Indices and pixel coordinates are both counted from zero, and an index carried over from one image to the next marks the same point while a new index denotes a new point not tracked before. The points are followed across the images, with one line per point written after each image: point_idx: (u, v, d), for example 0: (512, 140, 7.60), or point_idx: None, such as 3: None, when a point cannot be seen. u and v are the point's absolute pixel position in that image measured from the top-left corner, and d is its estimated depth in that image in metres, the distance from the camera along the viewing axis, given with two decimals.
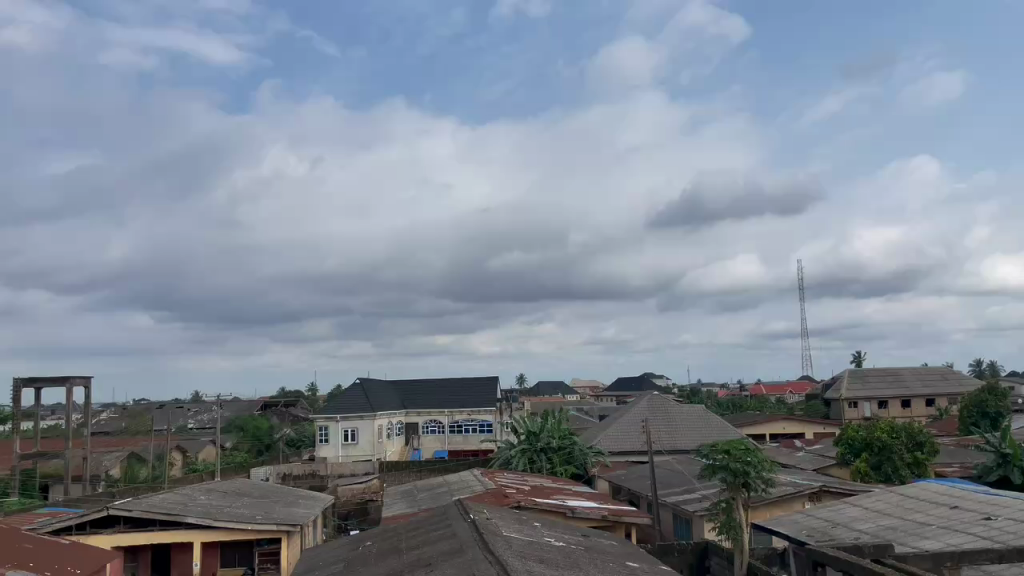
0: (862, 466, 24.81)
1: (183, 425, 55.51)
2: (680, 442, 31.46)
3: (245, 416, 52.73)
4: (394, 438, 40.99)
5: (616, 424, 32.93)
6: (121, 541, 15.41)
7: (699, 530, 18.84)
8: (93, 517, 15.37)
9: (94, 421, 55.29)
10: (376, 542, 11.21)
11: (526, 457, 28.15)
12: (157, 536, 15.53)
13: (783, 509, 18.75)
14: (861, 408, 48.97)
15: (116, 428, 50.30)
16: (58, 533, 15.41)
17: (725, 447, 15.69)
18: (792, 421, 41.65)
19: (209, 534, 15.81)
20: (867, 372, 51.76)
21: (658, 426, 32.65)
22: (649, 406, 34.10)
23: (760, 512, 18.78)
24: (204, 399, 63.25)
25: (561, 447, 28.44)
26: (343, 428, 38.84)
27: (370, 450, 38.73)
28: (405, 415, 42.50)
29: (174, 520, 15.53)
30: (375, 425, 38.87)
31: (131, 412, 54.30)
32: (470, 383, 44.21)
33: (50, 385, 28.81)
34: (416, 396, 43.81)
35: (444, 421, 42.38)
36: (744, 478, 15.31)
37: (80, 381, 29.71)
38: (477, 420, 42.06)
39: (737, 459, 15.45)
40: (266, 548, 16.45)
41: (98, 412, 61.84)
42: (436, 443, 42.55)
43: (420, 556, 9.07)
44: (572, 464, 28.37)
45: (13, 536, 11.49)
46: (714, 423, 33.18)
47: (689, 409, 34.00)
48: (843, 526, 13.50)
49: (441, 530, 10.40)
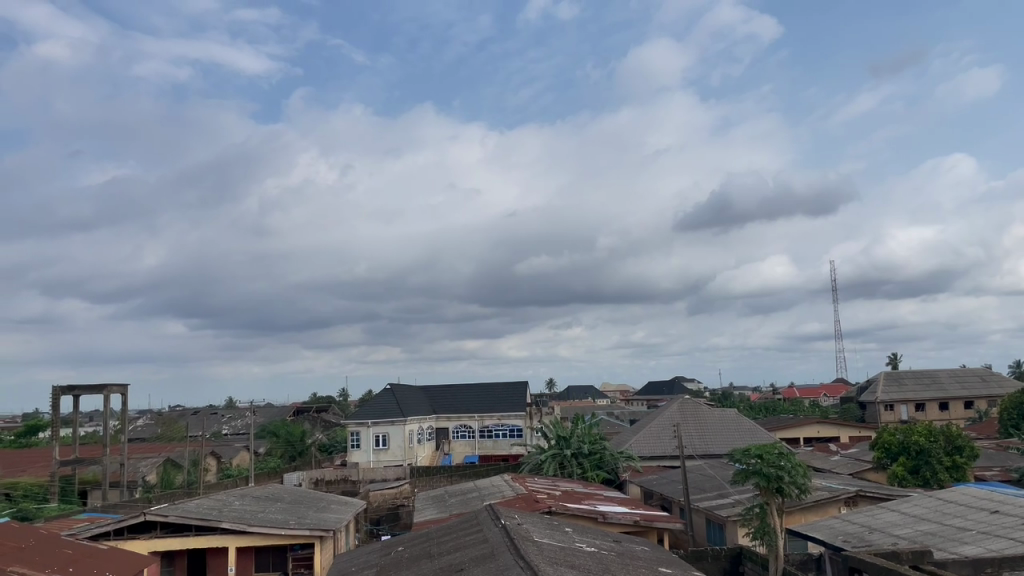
0: (899, 470, 24.39)
1: (217, 431, 56.16)
2: (712, 446, 31.22)
3: (277, 422, 53.25)
4: (424, 443, 41.05)
5: (647, 428, 32.72)
6: (158, 546, 15.65)
7: (733, 536, 18.63)
8: (130, 522, 15.62)
9: (130, 427, 56.20)
10: (408, 547, 11.27)
11: (556, 462, 28.05)
12: (192, 542, 15.73)
13: (820, 514, 18.50)
14: (897, 412, 48.14)
15: (152, 435, 51.05)
16: (96, 538, 15.67)
17: (758, 451, 15.58)
18: (826, 425, 40.96)
19: (243, 539, 15.96)
20: (903, 373, 50.83)
21: (690, 430, 32.39)
22: (680, 410, 33.85)
23: (794, 518, 18.56)
24: (238, 408, 64.10)
25: (591, 451, 28.41)
26: (373, 434, 39.09)
27: (401, 455, 38.91)
28: (436, 420, 42.60)
29: (209, 525, 15.75)
30: (406, 431, 39.03)
31: (166, 417, 55.22)
32: (500, 389, 44.24)
33: (88, 393, 29.33)
34: (446, 402, 43.95)
35: (475, 426, 42.43)
36: (778, 483, 15.15)
37: (118, 389, 30.17)
38: (507, 425, 42.06)
39: (770, 464, 15.31)
40: (300, 553, 16.52)
41: (134, 420, 62.86)
42: (466, 449, 42.54)
43: (452, 561, 9.07)
44: (603, 468, 28.29)
45: (55, 541, 11.74)
46: (746, 427, 32.81)
47: (720, 412, 33.69)
48: (880, 531, 13.29)
49: (473, 535, 10.38)
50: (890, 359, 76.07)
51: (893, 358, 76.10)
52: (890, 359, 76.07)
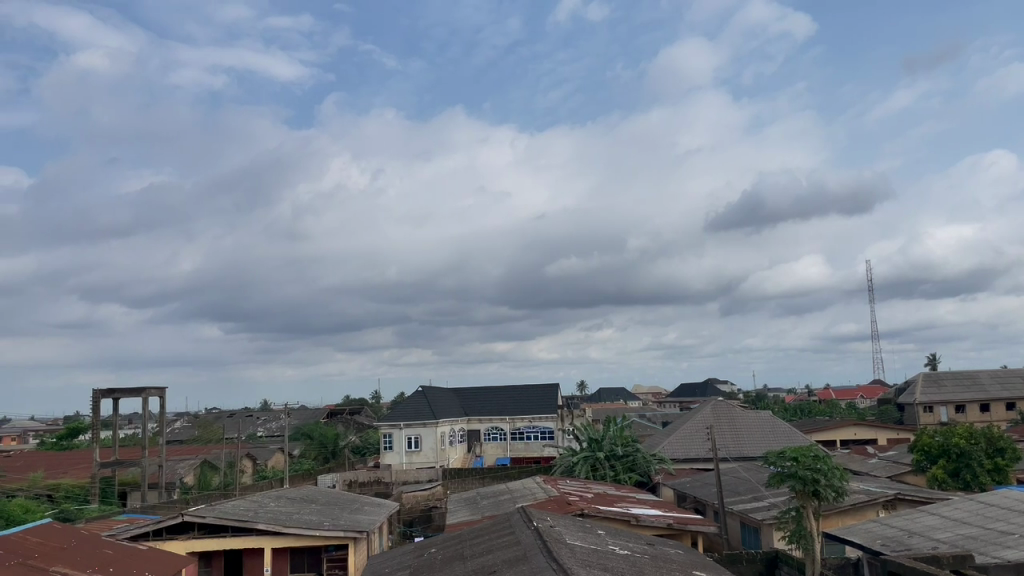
0: (939, 473, 23.99)
1: (253, 433, 56.91)
2: (746, 449, 30.89)
3: (311, 424, 53.78)
4: (456, 445, 41.17)
5: (680, 431, 32.47)
6: (196, 546, 15.87)
7: (768, 540, 18.43)
8: (169, 523, 15.88)
9: (167, 430, 57.10)
10: (442, 549, 11.27)
11: (588, 464, 27.95)
12: (229, 542, 15.93)
13: (857, 517, 18.20)
14: (936, 413, 47.30)
15: (190, 437, 51.87)
16: (136, 539, 15.94)
17: (793, 454, 15.40)
18: (863, 427, 40.34)
19: (279, 540, 16.14)
20: (942, 375, 49.76)
21: (724, 433, 32.08)
22: (713, 412, 33.52)
23: (831, 521, 18.30)
24: (273, 410, 64.98)
25: (624, 454, 28.24)
26: (406, 435, 39.33)
27: (433, 457, 39.07)
28: (467, 422, 42.70)
29: (245, 526, 15.95)
30: (438, 433, 39.17)
31: (202, 420, 56.13)
32: (531, 391, 44.16)
33: (128, 395, 29.87)
34: (478, 405, 44.02)
35: (506, 428, 42.43)
36: (813, 486, 14.96)
37: (156, 391, 30.66)
38: (539, 427, 41.93)
39: (806, 467, 15.14)
40: (334, 554, 16.61)
41: (171, 420, 64.10)
42: (498, 451, 42.61)
43: (485, 564, 9.05)
44: (636, 471, 28.11)
45: (95, 542, 11.97)
46: (781, 429, 32.38)
47: (755, 414, 33.31)
48: (919, 535, 13.03)
49: (505, 538, 10.35)
50: (930, 360, 74.90)
51: (932, 359, 74.88)
52: (929, 360, 74.90)
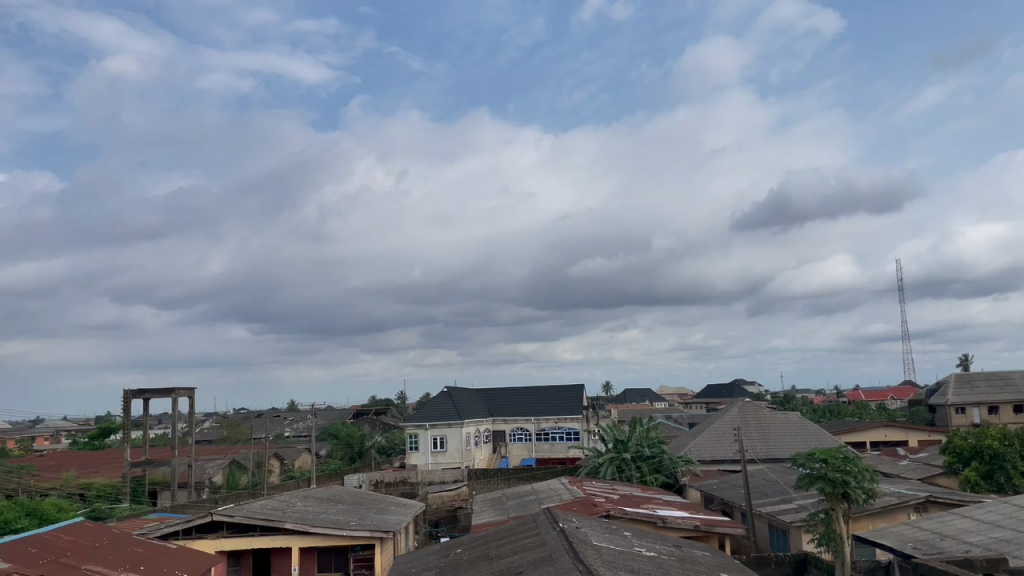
0: (971, 475, 23.58)
1: (280, 433, 57.45)
2: (774, 450, 30.59)
3: (338, 424, 54.16)
4: (481, 446, 41.26)
5: (706, 432, 32.27)
6: (224, 545, 16.01)
7: (797, 542, 18.25)
8: (198, 522, 16.05)
9: (196, 430, 57.79)
10: (467, 549, 11.28)
11: (614, 465, 27.86)
12: (257, 541, 16.07)
13: (888, 520, 17.93)
14: (969, 414, 46.55)
15: (218, 437, 52.44)
16: (166, 537, 16.11)
17: (823, 456, 15.23)
18: (893, 428, 39.81)
19: (306, 539, 16.25)
20: (976, 376, 48.92)
21: (751, 434, 31.81)
22: (741, 413, 33.28)
23: (861, 524, 18.04)
24: (300, 410, 65.57)
25: (650, 455, 28.07)
26: (431, 436, 39.45)
27: (459, 458, 39.16)
28: (492, 423, 42.80)
29: (273, 526, 16.07)
30: (463, 434, 39.25)
31: (230, 420, 56.76)
32: (557, 391, 44.09)
33: (158, 396, 30.25)
34: (503, 405, 44.09)
35: (531, 429, 42.42)
36: (843, 489, 14.78)
37: (185, 392, 31.03)
38: (565, 428, 41.84)
39: (835, 468, 14.97)
40: (361, 554, 16.71)
41: (200, 421, 64.91)
42: (523, 452, 42.63)
43: (511, 564, 9.07)
44: (662, 472, 27.92)
45: (127, 540, 12.13)
46: (810, 430, 32.04)
47: (783, 415, 32.99)
48: (952, 538, 12.80)
49: (531, 539, 10.35)
50: (962, 359, 73.70)
51: (964, 359, 73.68)
52: (962, 359, 73.71)
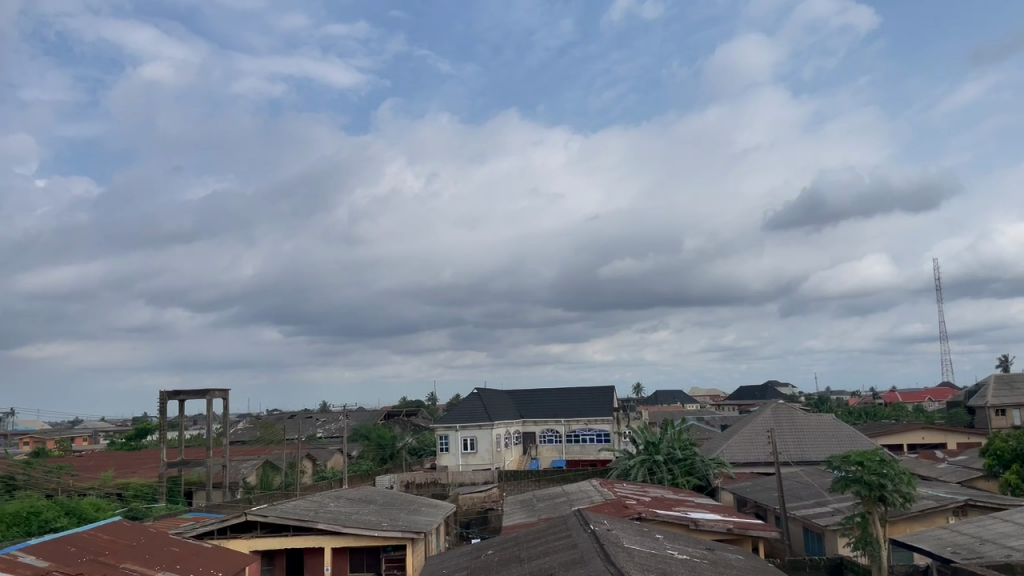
0: (1013, 478, 23.03)
1: (313, 434, 58.02)
2: (809, 453, 30.19)
3: (369, 425, 54.58)
4: (512, 447, 41.29)
5: (739, 434, 31.95)
6: (258, 545, 16.17)
7: (832, 546, 17.98)
8: (232, 522, 16.24)
9: (231, 431, 58.60)
10: (498, 550, 11.29)
11: (646, 467, 27.73)
12: (291, 541, 16.22)
13: (926, 524, 17.59)
14: (1009, 416, 45.52)
15: (252, 438, 53.09)
16: (201, 537, 16.32)
17: (858, 458, 14.99)
18: (931, 431, 39.07)
19: (338, 540, 16.36)
20: (1017, 377, 47.81)
21: (785, 436, 31.43)
22: (774, 415, 32.89)
23: (898, 528, 17.70)
24: (332, 411, 66.08)
25: (682, 457, 27.87)
26: (462, 437, 39.54)
27: (489, 459, 39.22)
28: (523, 424, 42.84)
29: (306, 526, 16.21)
30: (493, 435, 39.29)
31: (264, 421, 57.44)
32: (587, 393, 43.95)
33: (193, 397, 30.68)
34: (533, 406, 44.09)
35: (562, 431, 42.34)
36: (880, 492, 14.55)
37: (219, 393, 31.43)
38: (595, 429, 41.70)
39: (872, 471, 14.73)
40: (392, 555, 16.81)
41: (234, 422, 65.81)
42: (554, 453, 42.58)
43: (542, 566, 9.05)
44: (694, 475, 27.69)
45: (163, 539, 12.32)
46: (845, 432, 31.56)
47: (818, 418, 32.54)
48: (992, 543, 12.52)
49: (563, 541, 10.32)
50: (1002, 360, 72.08)
51: (1004, 360, 72.06)
52: (1002, 360, 72.08)
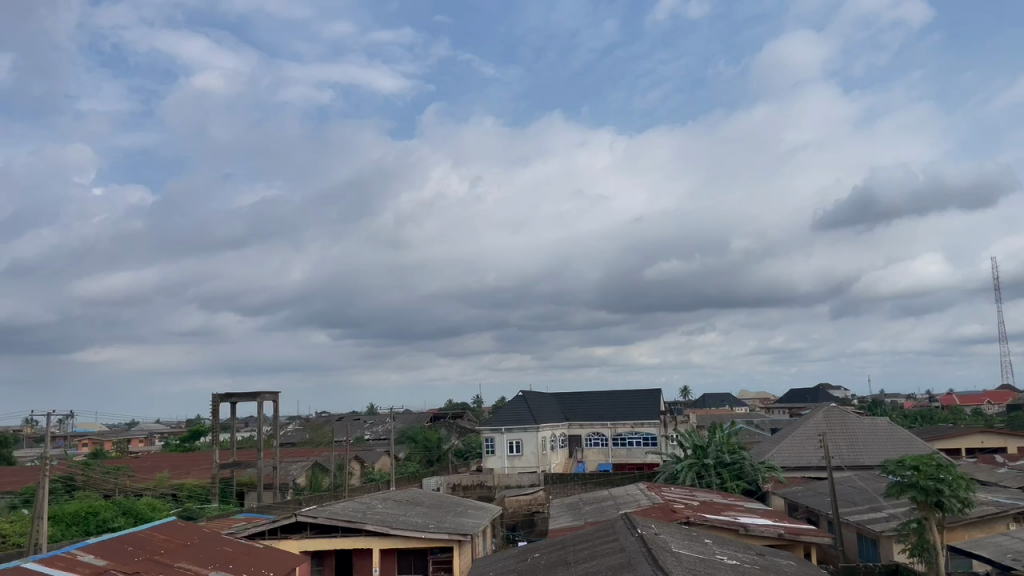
0: None
1: (360, 436, 58.72)
2: (862, 457, 29.52)
3: (416, 429, 55.06)
4: (557, 450, 41.22)
5: (789, 438, 31.40)
6: (309, 545, 16.39)
7: (887, 552, 17.56)
8: (283, 522, 16.49)
9: (281, 433, 59.66)
10: (545, 554, 11.24)
11: (694, 471, 27.48)
12: (339, 542, 16.41)
13: (984, 530, 17.04)
14: None
15: (301, 440, 53.97)
16: (253, 537, 16.60)
17: (914, 463, 14.61)
18: (992, 435, 37.87)
19: (387, 541, 16.51)
20: None
21: (838, 440, 30.77)
22: (826, 418, 32.21)
23: (957, 534, 17.20)
24: (379, 414, 66.78)
25: (731, 462, 27.47)
26: (507, 440, 39.58)
27: (535, 462, 39.18)
28: (568, 428, 42.78)
29: (355, 527, 16.37)
30: (539, 438, 39.21)
31: (312, 424, 58.35)
32: (633, 396, 43.62)
33: (244, 399, 31.27)
34: (579, 409, 43.95)
35: (608, 434, 42.10)
36: (937, 497, 14.14)
37: (270, 396, 31.98)
38: (641, 433, 41.37)
39: (927, 476, 14.35)
40: (440, 556, 16.87)
41: (285, 424, 67.00)
42: (600, 456, 42.34)
43: (589, 570, 8.97)
44: (743, 479, 27.27)
45: (215, 539, 12.55)
46: (901, 437, 30.76)
47: (872, 421, 31.77)
48: None
49: (609, 544, 10.23)
50: None
51: None
52: None
